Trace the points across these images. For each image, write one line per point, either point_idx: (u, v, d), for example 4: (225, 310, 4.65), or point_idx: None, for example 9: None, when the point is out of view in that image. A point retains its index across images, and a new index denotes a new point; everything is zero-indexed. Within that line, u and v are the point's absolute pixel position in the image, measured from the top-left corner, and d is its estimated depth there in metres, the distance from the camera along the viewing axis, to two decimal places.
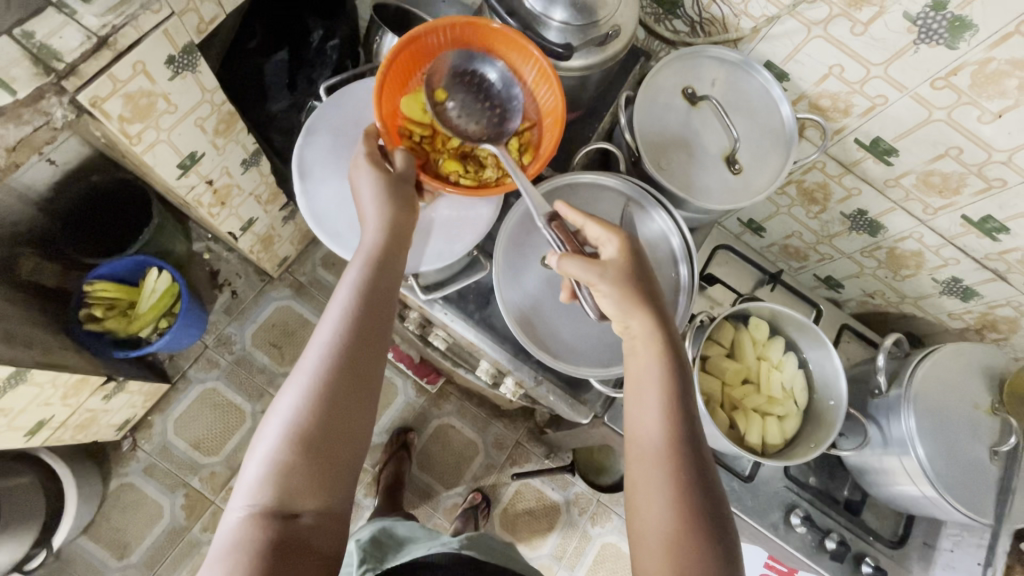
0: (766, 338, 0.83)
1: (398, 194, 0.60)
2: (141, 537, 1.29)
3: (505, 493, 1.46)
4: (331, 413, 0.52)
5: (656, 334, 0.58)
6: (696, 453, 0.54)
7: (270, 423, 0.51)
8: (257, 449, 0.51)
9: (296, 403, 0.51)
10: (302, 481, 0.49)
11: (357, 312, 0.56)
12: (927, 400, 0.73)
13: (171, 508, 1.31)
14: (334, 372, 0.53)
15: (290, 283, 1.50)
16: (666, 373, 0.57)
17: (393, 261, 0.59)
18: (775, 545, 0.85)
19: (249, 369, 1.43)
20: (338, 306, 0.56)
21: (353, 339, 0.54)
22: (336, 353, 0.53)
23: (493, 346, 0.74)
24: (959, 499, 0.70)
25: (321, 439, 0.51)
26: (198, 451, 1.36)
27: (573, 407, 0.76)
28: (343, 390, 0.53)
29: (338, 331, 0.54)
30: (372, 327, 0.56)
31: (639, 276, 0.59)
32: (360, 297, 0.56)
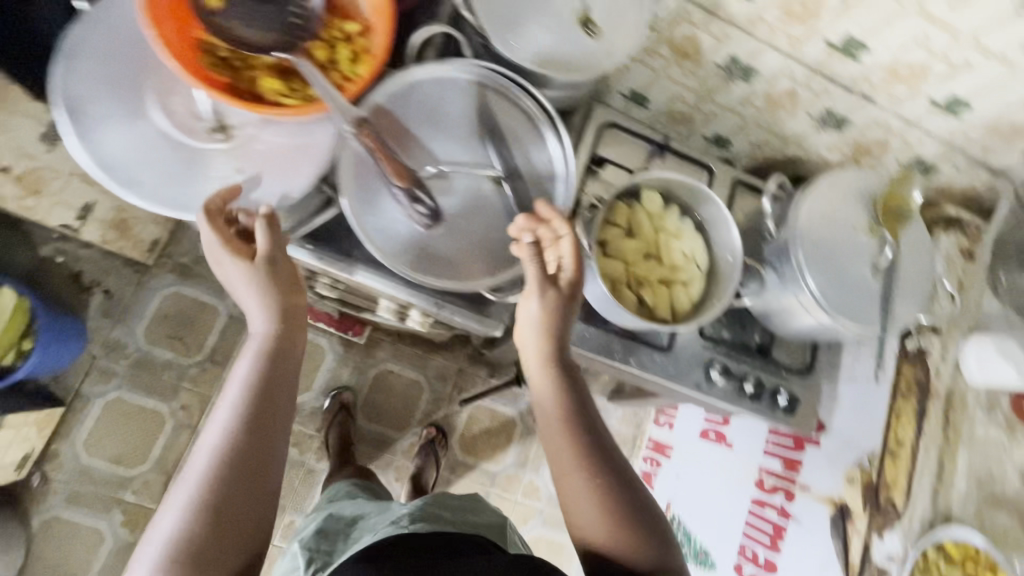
0: (661, 209, 0.81)
1: (270, 277, 0.55)
2: (87, 565, 1.21)
3: (459, 420, 1.47)
4: (227, 520, 0.48)
5: (558, 359, 0.61)
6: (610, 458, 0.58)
7: (152, 537, 0.47)
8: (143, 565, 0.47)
9: (184, 513, 0.48)
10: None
11: (253, 403, 0.52)
12: (810, 235, 0.75)
13: (111, 528, 1.23)
14: (229, 478, 0.49)
15: (171, 268, 1.33)
16: (569, 396, 0.60)
17: (286, 340, 0.56)
18: (700, 401, 0.90)
19: (151, 369, 1.31)
20: (231, 402, 0.52)
21: (249, 437, 0.51)
22: (232, 456, 0.50)
23: (380, 281, 0.67)
24: (849, 319, 0.75)
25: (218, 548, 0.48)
26: (122, 465, 1.26)
27: (483, 322, 0.72)
28: (243, 494, 0.49)
29: (232, 433, 0.51)
30: (273, 423, 0.53)
31: (570, 305, 0.60)
32: (253, 384, 0.53)
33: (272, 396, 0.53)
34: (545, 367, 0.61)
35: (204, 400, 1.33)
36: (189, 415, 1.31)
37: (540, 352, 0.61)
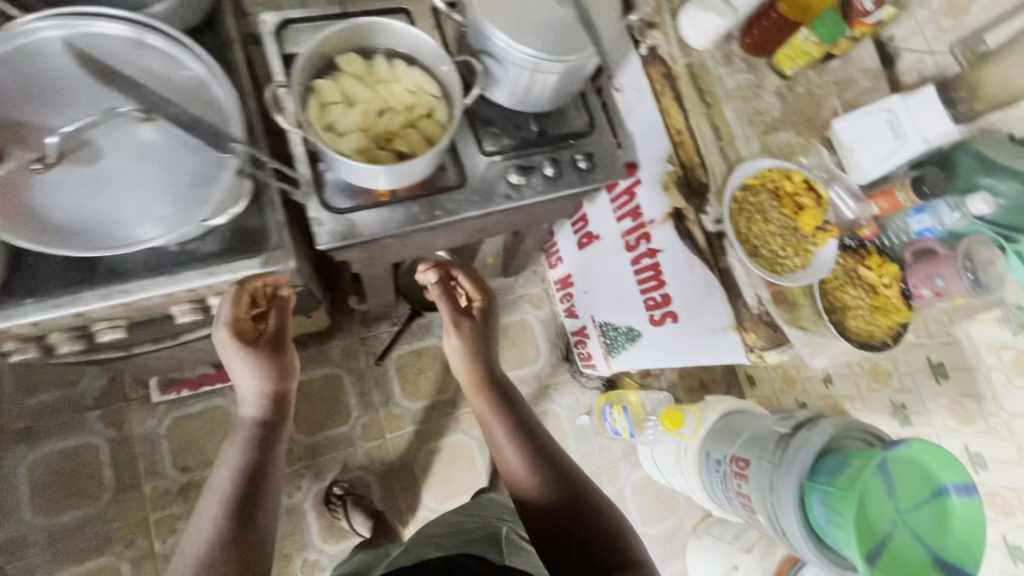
0: (363, 66, 0.79)
1: (272, 368, 0.68)
2: None
3: (392, 379, 1.47)
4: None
5: (484, 380, 0.82)
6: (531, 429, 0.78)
7: None
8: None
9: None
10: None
11: (255, 488, 0.62)
12: (489, 6, 0.77)
13: None
14: (237, 543, 0.58)
15: (14, 438, 1.23)
16: (504, 405, 0.80)
17: (277, 431, 0.68)
18: (523, 208, 0.94)
19: (70, 536, 1.21)
20: (219, 488, 0.62)
21: (241, 516, 0.60)
22: (235, 527, 0.59)
23: (141, 289, 0.67)
24: (566, 53, 0.78)
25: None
26: None
27: (258, 262, 0.71)
28: (242, 551, 0.58)
29: (229, 505, 0.60)
30: (268, 502, 0.63)
31: (478, 335, 0.84)
32: (235, 471, 0.63)
33: (269, 486, 0.63)
34: (479, 388, 0.82)
35: (142, 525, 1.25)
36: (138, 547, 1.24)
37: (473, 376, 0.82)
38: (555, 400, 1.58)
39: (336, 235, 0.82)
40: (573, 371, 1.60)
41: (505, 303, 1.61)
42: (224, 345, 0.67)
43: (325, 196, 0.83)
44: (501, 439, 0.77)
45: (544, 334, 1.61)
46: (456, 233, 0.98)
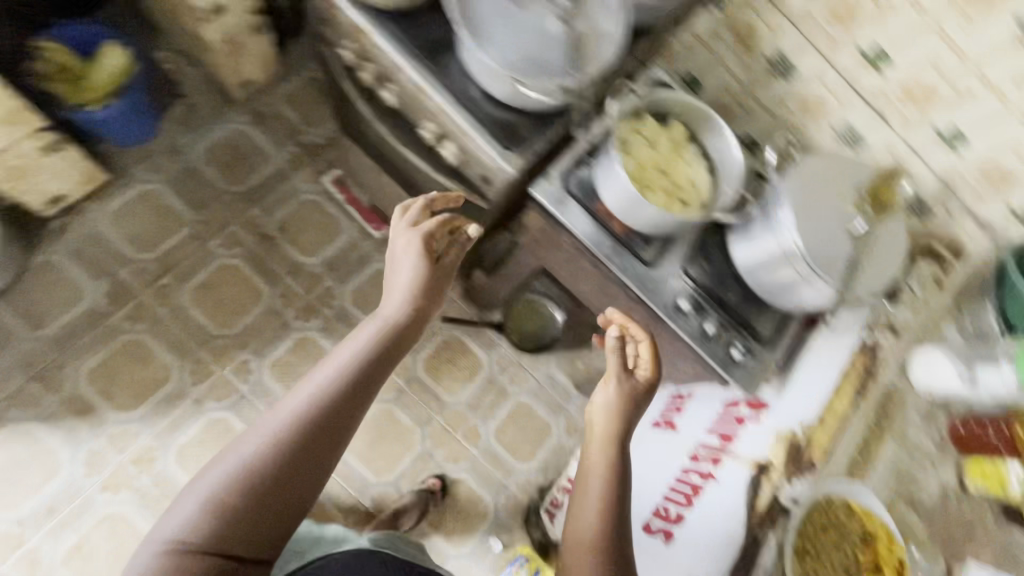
0: (681, 139, 0.94)
1: (430, 283, 0.80)
2: (60, 314, 1.30)
3: (432, 342, 1.53)
4: (303, 461, 0.60)
5: (611, 436, 0.78)
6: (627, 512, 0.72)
7: (262, 424, 0.61)
8: (232, 454, 0.59)
9: (279, 424, 0.61)
10: (264, 499, 0.58)
11: (354, 390, 0.66)
12: (801, 190, 0.85)
13: (94, 292, 1.33)
14: (324, 415, 0.63)
15: (250, 111, 1.55)
16: (608, 469, 0.74)
17: (397, 346, 0.73)
18: (666, 333, 0.96)
19: (195, 181, 1.46)
20: (346, 357, 0.68)
21: (347, 399, 0.65)
22: (330, 397, 0.64)
23: (437, 90, 0.86)
24: (816, 266, 0.83)
25: (290, 481, 0.59)
26: (132, 245, 1.38)
27: (499, 151, 0.86)
28: (320, 432, 0.62)
29: (343, 377, 0.66)
30: (365, 397, 0.67)
31: (637, 405, 0.82)
32: (365, 364, 0.68)
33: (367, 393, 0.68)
34: (605, 444, 0.77)
35: (223, 224, 1.45)
36: (204, 230, 1.44)
37: (606, 430, 0.78)
38: (498, 504, 1.47)
39: (549, 198, 0.94)
40: (533, 502, 1.47)
41: (553, 399, 1.58)
42: (411, 247, 0.82)
43: (570, 175, 0.95)
44: (589, 502, 0.72)
45: (547, 452, 1.53)
46: (600, 296, 1.04)
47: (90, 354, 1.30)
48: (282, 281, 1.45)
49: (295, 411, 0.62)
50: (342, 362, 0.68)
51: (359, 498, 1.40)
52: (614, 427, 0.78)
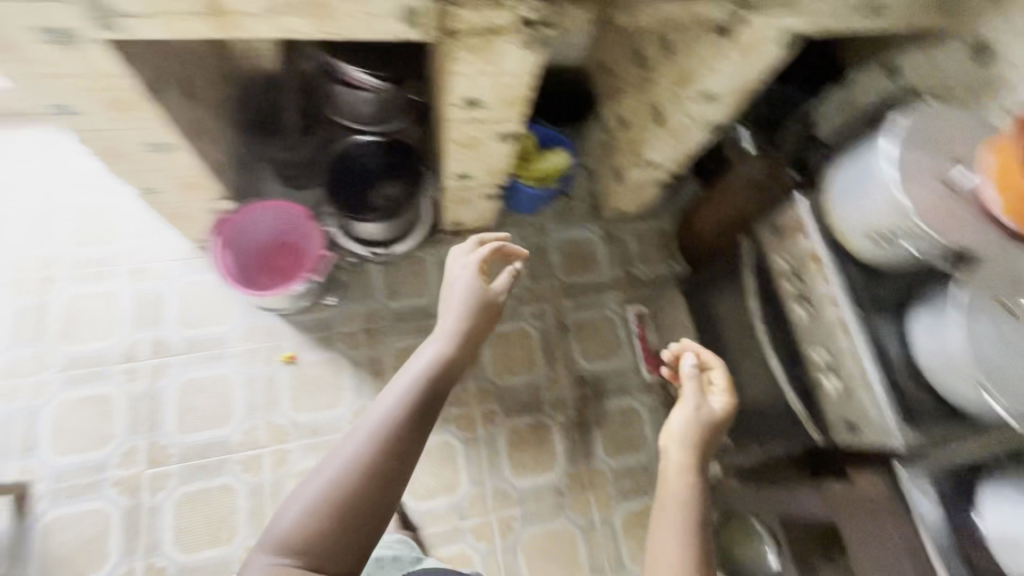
0: None
1: (486, 308, 1.01)
2: (406, 296, 1.61)
3: (641, 500, 1.51)
4: (374, 487, 0.75)
5: (704, 490, 0.86)
6: (671, 520, 0.82)
7: (344, 450, 0.77)
8: (317, 480, 0.75)
9: (360, 457, 0.76)
10: (349, 520, 0.73)
11: (412, 411, 0.82)
12: None
13: (433, 295, 1.63)
14: (397, 443, 0.79)
15: (605, 228, 1.82)
16: (715, 528, 0.83)
17: (448, 366, 0.90)
18: None
19: (541, 258, 1.74)
20: (412, 386, 0.85)
21: (409, 432, 0.80)
22: (401, 417, 0.81)
23: (863, 339, 0.91)
24: None
25: (363, 505, 0.74)
26: (475, 277, 1.67)
27: (895, 421, 0.87)
28: (390, 462, 0.77)
29: (405, 404, 0.82)
30: (422, 424, 0.83)
31: (715, 428, 0.94)
32: (420, 392, 0.85)
33: (426, 414, 0.84)
34: (689, 466, 0.88)
35: (541, 298, 1.69)
36: (526, 295, 1.69)
37: (683, 458, 0.89)
38: None
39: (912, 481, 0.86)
40: None
41: None
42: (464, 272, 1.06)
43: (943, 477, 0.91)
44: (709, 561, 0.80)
45: None
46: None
47: (406, 337, 1.58)
48: (556, 368, 1.62)
49: (374, 428, 0.79)
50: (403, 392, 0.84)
51: None
52: (695, 468, 0.88)
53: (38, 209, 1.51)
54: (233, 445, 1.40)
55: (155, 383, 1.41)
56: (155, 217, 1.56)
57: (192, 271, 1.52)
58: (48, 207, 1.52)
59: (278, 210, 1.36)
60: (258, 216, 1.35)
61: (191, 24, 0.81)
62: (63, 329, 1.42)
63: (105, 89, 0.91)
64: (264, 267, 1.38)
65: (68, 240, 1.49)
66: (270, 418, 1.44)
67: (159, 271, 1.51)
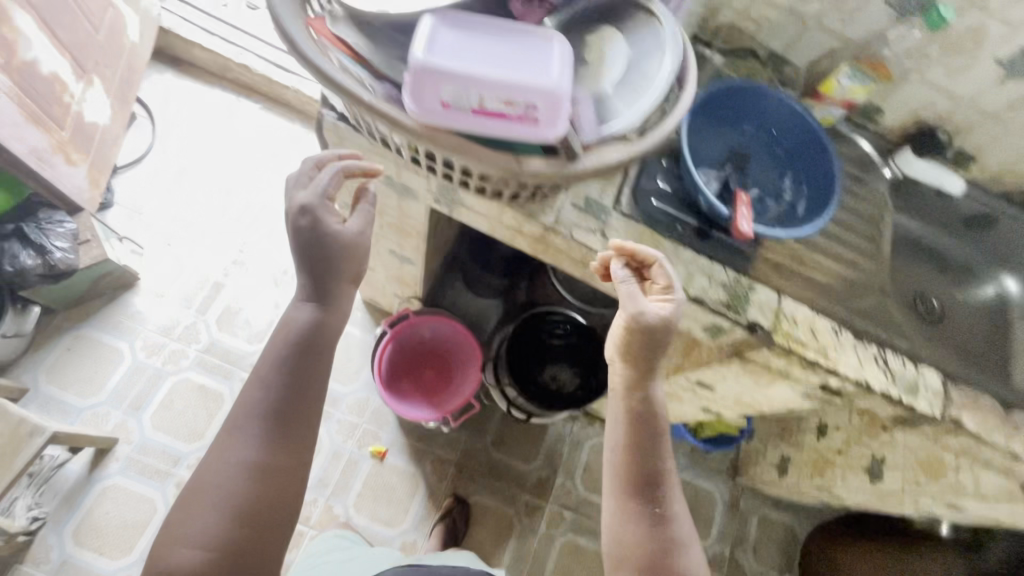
0: None
1: (349, 244, 0.69)
2: (512, 454, 1.52)
3: None
4: (278, 478, 0.63)
5: (634, 414, 0.70)
6: (651, 501, 0.67)
7: (218, 463, 0.62)
8: (198, 510, 0.60)
9: (243, 463, 0.62)
10: (253, 517, 0.61)
11: (268, 376, 0.66)
12: None
13: (536, 467, 1.53)
14: (275, 420, 0.65)
15: (734, 493, 1.63)
16: (623, 426, 0.70)
17: (327, 316, 0.69)
18: None
19: None
20: (268, 365, 0.67)
21: (280, 413, 0.65)
22: (270, 398, 0.65)
23: None
24: None
25: (262, 501, 0.62)
26: (584, 471, 1.55)
27: None
28: (280, 452, 0.64)
29: (269, 384, 0.66)
30: (292, 386, 0.66)
31: (656, 341, 0.68)
32: (289, 360, 0.67)
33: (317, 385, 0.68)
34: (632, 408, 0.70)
35: None
36: None
37: (632, 410, 0.70)
38: None
39: None
40: None
41: None
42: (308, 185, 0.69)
43: None
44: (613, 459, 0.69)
45: None
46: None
47: (489, 492, 1.49)
48: None
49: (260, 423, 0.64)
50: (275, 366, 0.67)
51: None
52: (635, 408, 0.70)
53: (264, 200, 1.63)
54: None
55: None
56: None
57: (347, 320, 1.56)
58: (273, 202, 1.64)
59: (445, 328, 1.34)
60: (425, 326, 1.34)
61: (511, 236, 0.80)
62: (221, 316, 1.49)
63: (397, 219, 0.93)
64: (410, 375, 1.34)
65: (272, 241, 1.59)
66: (331, 503, 1.41)
67: None
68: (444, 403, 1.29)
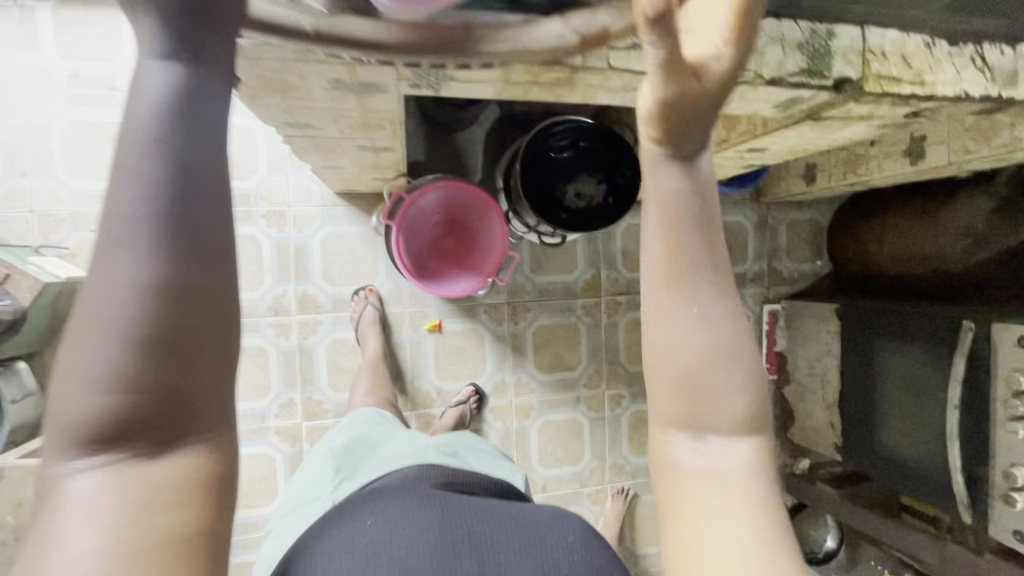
0: None
1: None
2: (554, 271, 1.54)
3: None
4: (197, 335, 0.29)
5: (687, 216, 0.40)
6: (695, 298, 0.34)
7: (77, 320, 0.28)
8: (65, 404, 0.28)
9: (118, 309, 0.28)
10: (173, 403, 0.29)
11: (146, 150, 0.29)
12: None
13: (579, 273, 1.56)
14: (184, 232, 0.29)
15: (759, 214, 1.70)
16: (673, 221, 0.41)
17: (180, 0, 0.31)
18: None
19: None
20: (144, 133, 0.29)
21: (186, 222, 0.29)
22: (155, 188, 0.28)
23: None
24: None
25: (175, 375, 0.29)
26: (624, 257, 1.59)
27: None
28: (195, 296, 0.29)
29: (154, 164, 0.29)
30: (200, 169, 0.30)
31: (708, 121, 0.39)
32: (173, 115, 0.29)
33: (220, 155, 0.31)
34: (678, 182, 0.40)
35: None
36: None
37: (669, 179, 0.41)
38: None
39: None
40: None
41: None
42: None
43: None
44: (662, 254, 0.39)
45: None
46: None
47: (548, 314, 1.54)
48: None
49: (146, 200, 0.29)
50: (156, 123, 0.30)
51: None
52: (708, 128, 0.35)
53: None
54: None
55: (305, 341, 1.39)
56: (286, 150, 1.36)
57: (334, 222, 1.39)
58: None
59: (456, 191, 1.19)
60: (432, 196, 1.18)
61: (523, 89, 0.62)
62: None
63: (363, 118, 0.72)
64: (431, 245, 1.24)
65: None
66: (417, 383, 1.47)
67: (300, 218, 1.38)
68: (478, 269, 1.26)
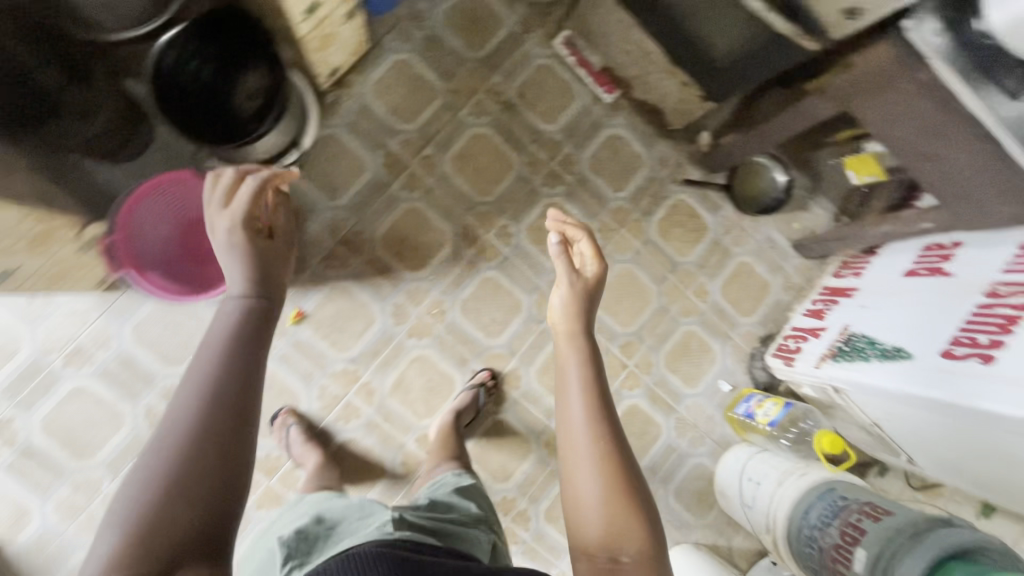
0: None
1: None
2: (349, 185, 1.41)
3: (666, 203, 1.60)
4: (200, 489, 0.58)
5: (587, 364, 0.85)
6: (590, 449, 0.78)
7: (141, 471, 0.58)
8: (134, 501, 0.56)
9: (163, 465, 0.58)
10: (159, 522, 0.55)
11: (216, 404, 0.62)
12: None
13: (372, 164, 1.42)
14: (204, 435, 0.60)
15: None
16: (580, 378, 0.84)
17: (250, 386, 0.66)
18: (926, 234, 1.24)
19: (439, 47, 1.47)
20: (195, 379, 0.64)
21: (201, 435, 0.60)
22: (205, 413, 0.62)
23: None
24: None
25: (176, 507, 0.56)
26: (396, 117, 1.44)
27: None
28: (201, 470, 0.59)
29: (195, 399, 0.62)
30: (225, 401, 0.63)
31: (592, 298, 0.92)
32: (218, 368, 0.65)
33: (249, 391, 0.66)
34: (569, 340, 0.88)
35: (472, 92, 1.49)
36: (456, 99, 1.47)
37: (573, 335, 0.88)
38: (725, 349, 1.63)
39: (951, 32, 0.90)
40: (756, 349, 1.64)
41: (771, 258, 1.68)
42: None
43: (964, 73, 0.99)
44: (575, 413, 0.81)
45: (769, 300, 1.67)
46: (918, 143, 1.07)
47: (379, 221, 1.42)
48: (526, 148, 1.51)
49: (190, 409, 0.62)
50: (202, 403, 0.63)
51: (610, 346, 1.56)
52: (596, 383, 0.83)
53: None
54: (318, 413, 1.38)
55: None
56: (24, 297, 1.23)
57: (125, 317, 1.28)
58: None
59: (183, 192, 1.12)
60: (149, 207, 1.08)
61: None
62: (71, 452, 1.25)
63: None
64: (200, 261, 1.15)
65: None
66: (328, 372, 1.39)
67: (96, 338, 1.27)
68: (218, 277, 1.12)
